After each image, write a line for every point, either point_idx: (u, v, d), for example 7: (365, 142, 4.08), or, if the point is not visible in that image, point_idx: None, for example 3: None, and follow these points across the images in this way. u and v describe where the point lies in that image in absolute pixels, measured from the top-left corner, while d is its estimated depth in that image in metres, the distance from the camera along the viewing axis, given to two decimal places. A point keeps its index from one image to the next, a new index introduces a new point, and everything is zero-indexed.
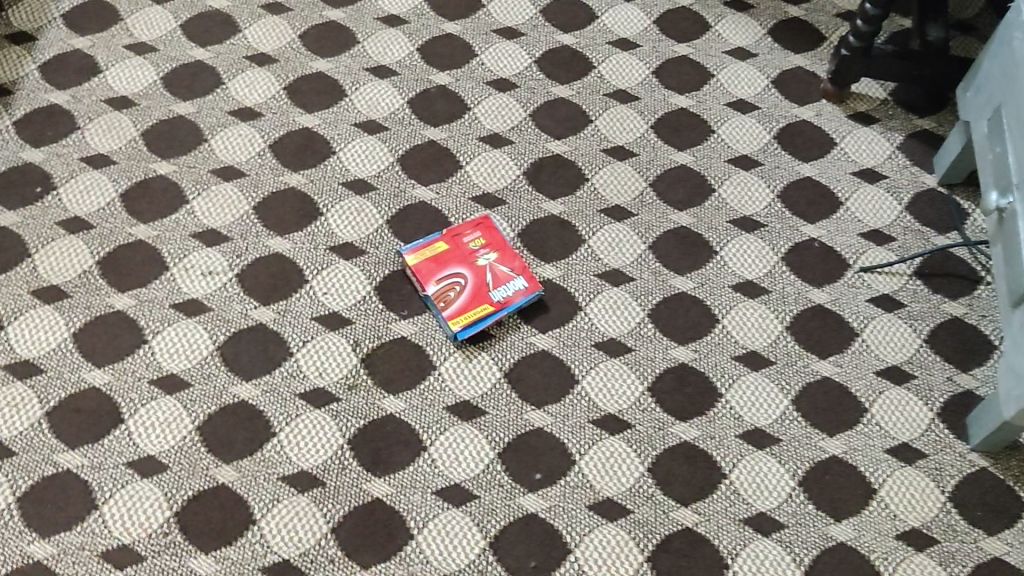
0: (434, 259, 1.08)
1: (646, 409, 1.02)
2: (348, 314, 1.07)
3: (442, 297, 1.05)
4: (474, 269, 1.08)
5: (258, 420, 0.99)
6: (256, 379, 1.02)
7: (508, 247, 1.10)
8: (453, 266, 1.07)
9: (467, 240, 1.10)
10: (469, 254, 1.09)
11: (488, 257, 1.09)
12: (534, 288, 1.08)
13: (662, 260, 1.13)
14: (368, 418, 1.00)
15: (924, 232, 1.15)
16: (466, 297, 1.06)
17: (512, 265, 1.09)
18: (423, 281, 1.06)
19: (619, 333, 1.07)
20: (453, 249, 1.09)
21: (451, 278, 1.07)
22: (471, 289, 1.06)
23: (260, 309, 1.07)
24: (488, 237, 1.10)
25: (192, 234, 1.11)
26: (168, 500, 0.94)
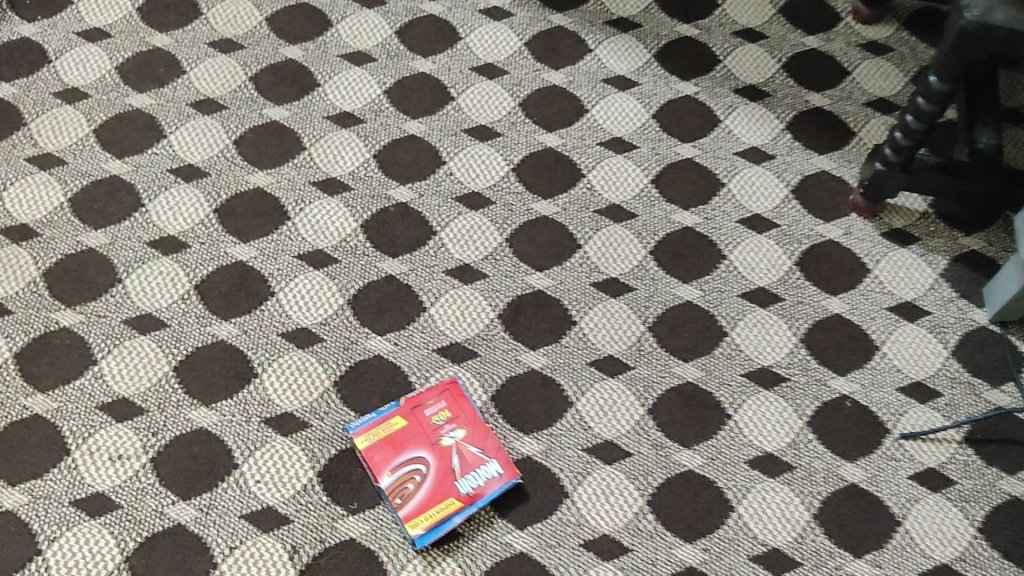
0: (389, 439, 0.90)
1: (647, 527, 0.90)
2: (302, 416, 0.93)
3: (398, 493, 0.88)
4: (437, 453, 0.90)
5: (195, 550, 0.87)
6: (194, 498, 0.89)
7: (479, 418, 0.92)
8: (412, 448, 0.90)
9: (430, 409, 0.92)
10: (431, 432, 0.91)
11: (455, 436, 0.91)
12: (509, 470, 0.90)
13: (665, 342, 0.99)
14: (328, 544, 0.87)
15: (951, 317, 1.03)
16: (427, 492, 0.88)
17: (484, 444, 0.91)
18: (375, 470, 0.89)
19: (616, 434, 0.94)
20: (413, 426, 0.91)
21: (408, 467, 0.89)
22: (433, 480, 0.89)
23: (201, 411, 0.93)
24: (456, 410, 0.93)
25: (126, 321, 0.98)
26: None
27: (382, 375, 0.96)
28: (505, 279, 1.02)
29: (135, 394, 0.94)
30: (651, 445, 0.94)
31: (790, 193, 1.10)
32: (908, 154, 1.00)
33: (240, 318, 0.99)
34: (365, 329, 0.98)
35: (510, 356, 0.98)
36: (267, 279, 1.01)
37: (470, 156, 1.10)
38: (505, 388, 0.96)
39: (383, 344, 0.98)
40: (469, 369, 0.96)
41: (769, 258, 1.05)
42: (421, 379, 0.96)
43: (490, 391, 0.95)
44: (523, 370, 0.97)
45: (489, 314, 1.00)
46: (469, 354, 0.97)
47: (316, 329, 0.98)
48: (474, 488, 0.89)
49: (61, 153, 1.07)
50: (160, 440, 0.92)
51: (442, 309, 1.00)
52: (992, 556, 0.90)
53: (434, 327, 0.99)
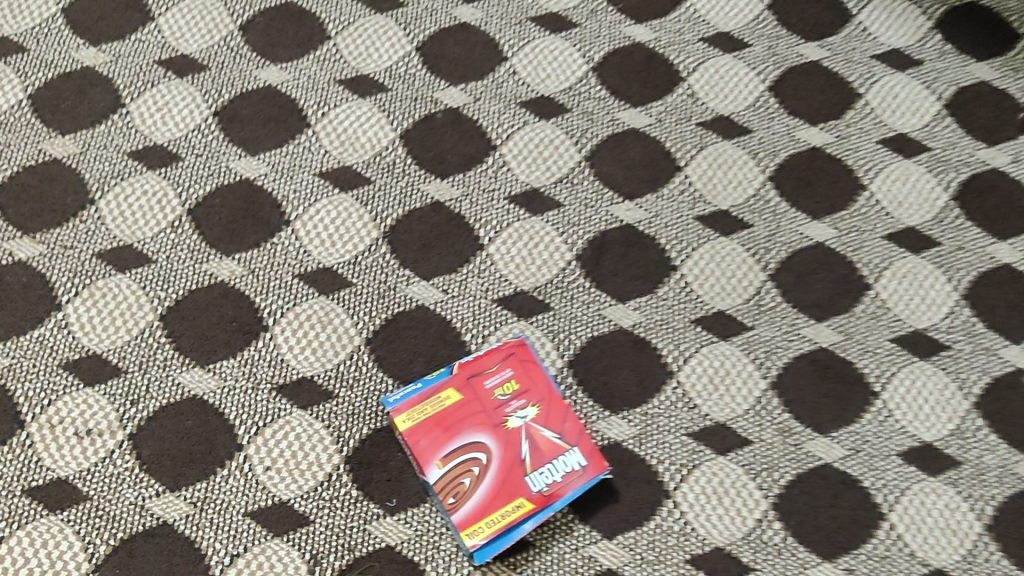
0: (439, 419, 0.69)
1: (771, 540, 0.68)
2: (325, 382, 0.72)
3: (451, 490, 0.67)
4: (501, 438, 0.69)
5: (186, 559, 0.66)
6: (185, 489, 0.68)
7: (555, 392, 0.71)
8: (468, 431, 0.68)
9: (492, 379, 0.70)
10: (495, 410, 0.69)
11: (524, 416, 0.69)
12: (595, 461, 0.68)
13: (790, 297, 0.77)
14: (357, 554, 0.66)
15: None
16: (488, 490, 0.67)
17: (562, 427, 0.69)
18: (420, 460, 0.67)
19: (731, 415, 0.72)
20: (470, 402, 0.70)
21: (464, 456, 0.68)
22: (496, 473, 0.67)
23: (194, 373, 0.72)
24: (525, 380, 0.71)
25: (99, 255, 0.76)
26: None
27: (426, 332, 0.74)
28: (585, 210, 0.79)
29: (110, 349, 0.73)
30: (776, 431, 0.72)
31: (944, 109, 0.87)
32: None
33: (247, 253, 0.77)
34: (405, 271, 0.76)
35: (590, 310, 0.75)
36: (280, 202, 0.79)
37: (538, 52, 0.87)
38: (587, 352, 0.73)
39: (428, 291, 0.75)
40: (538, 325, 0.74)
41: (919, 191, 0.83)
42: (478, 337, 0.73)
43: (567, 354, 0.73)
44: (609, 328, 0.74)
45: (563, 254, 0.77)
46: (540, 305, 0.75)
47: (343, 270, 0.76)
48: (550, 484, 0.67)
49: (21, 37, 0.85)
50: (141, 411, 0.70)
51: (504, 247, 0.77)
52: None
53: (494, 270, 0.76)
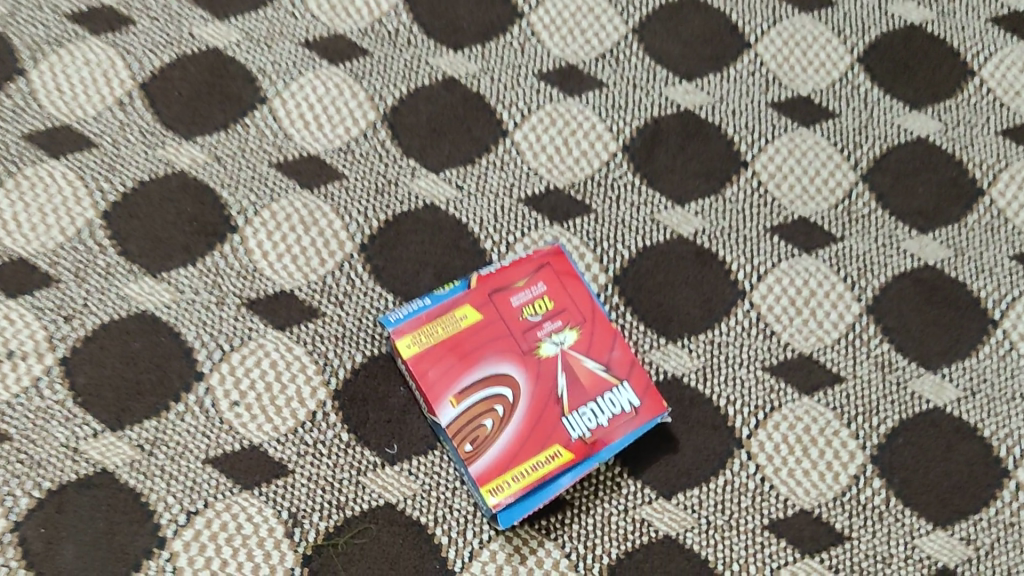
0: (453, 344, 0.53)
1: (870, 504, 0.54)
2: (309, 296, 0.57)
3: (468, 434, 0.51)
4: (532, 369, 0.53)
5: (130, 518, 0.49)
6: (130, 428, 0.53)
7: (599, 313, 0.56)
8: (491, 360, 0.53)
9: (520, 295, 0.55)
10: (524, 335, 0.54)
11: (561, 342, 0.54)
12: (651, 401, 0.54)
13: (886, 202, 0.62)
14: (350, 513, 0.52)
15: None
16: (516, 436, 0.52)
17: (608, 357, 0.54)
18: (429, 394, 0.52)
19: (818, 345, 0.58)
20: (493, 322, 0.54)
21: (485, 392, 0.52)
22: (525, 413, 0.52)
23: (145, 284, 0.57)
24: (562, 297, 0.56)
25: (25, 134, 0.60)
26: None
27: (436, 238, 0.59)
28: (632, 92, 0.64)
29: (38, 251, 0.56)
30: (873, 366, 0.57)
31: None
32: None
33: (210, 137, 0.62)
34: (409, 161, 0.61)
35: (639, 213, 0.60)
36: (255, 76, 0.64)
37: None
38: (638, 264, 0.58)
39: (438, 186, 0.60)
40: (575, 232, 0.59)
41: None
42: (500, 244, 0.58)
43: (612, 269, 0.58)
44: (665, 237, 0.59)
45: (607, 144, 0.62)
46: (579, 207, 0.60)
47: (332, 158, 0.62)
48: (595, 429, 0.52)
49: None
50: (77, 329, 0.54)
51: (532, 134, 0.62)
52: None
53: (521, 163, 0.61)
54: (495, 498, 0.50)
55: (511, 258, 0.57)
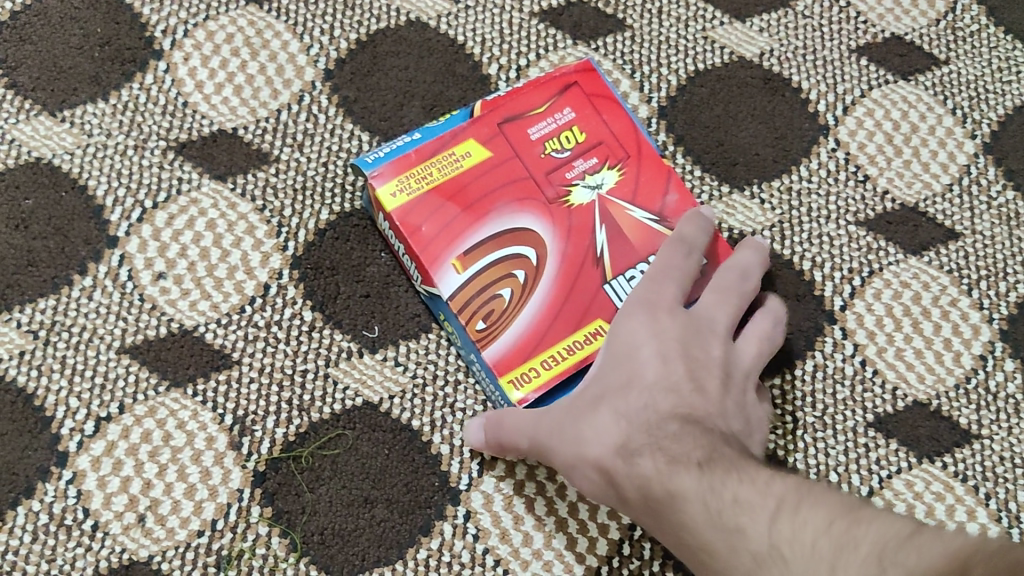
0: (455, 189, 0.39)
1: (1004, 394, 0.41)
2: (257, 138, 0.43)
3: (480, 307, 0.38)
4: (562, 221, 0.39)
5: (18, 427, 0.38)
6: (19, 312, 0.40)
7: (648, 146, 0.41)
8: (507, 210, 0.39)
9: (541, 125, 0.41)
10: (549, 175, 0.40)
11: (600, 184, 0.40)
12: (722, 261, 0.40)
13: (1000, 16, 0.48)
14: (316, 418, 0.39)
15: None
16: (545, 309, 0.38)
17: (663, 205, 0.40)
18: (424, 258, 0.38)
19: (926, 192, 0.44)
20: (507, 161, 0.40)
21: (500, 251, 0.39)
22: (556, 279, 0.39)
23: (40, 126, 0.43)
24: (597, 127, 0.41)
25: None
26: None
27: (423, 63, 0.45)
28: None
29: None
30: (997, 219, 0.44)
31: None
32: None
33: None
34: None
35: (687, 30, 0.46)
36: None
37: None
38: (690, 92, 0.45)
39: None
40: (606, 54, 0.45)
41: None
42: (510, 67, 0.45)
43: (655, 100, 0.44)
44: (722, 61, 0.46)
45: None
46: (610, 25, 0.46)
47: None
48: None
49: None
50: None
51: None
52: None
53: None
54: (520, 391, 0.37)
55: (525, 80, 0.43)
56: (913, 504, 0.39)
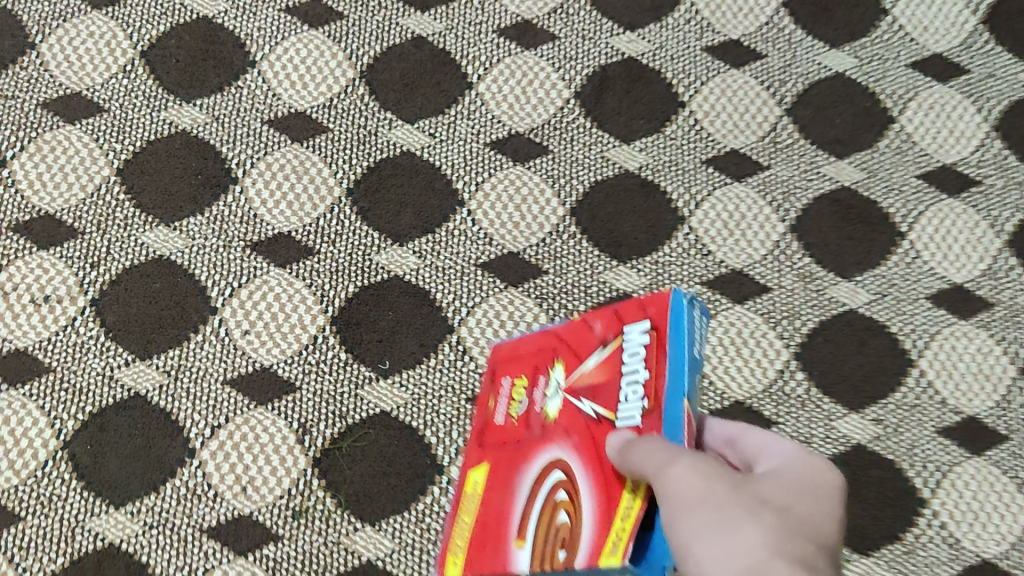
0: (485, 508, 0.46)
1: (794, 394, 0.63)
2: (304, 238, 0.66)
3: (555, 545, 0.40)
4: (555, 434, 0.43)
5: (163, 432, 0.61)
6: (157, 358, 0.63)
7: (563, 331, 0.47)
8: (517, 480, 0.44)
9: (500, 411, 0.50)
10: (524, 424, 0.46)
11: (558, 380, 0.45)
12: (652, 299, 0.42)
13: (809, 132, 0.71)
14: (351, 421, 0.61)
15: None
16: (591, 490, 0.39)
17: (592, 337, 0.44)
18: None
19: (750, 260, 0.67)
20: (496, 455, 0.47)
21: (546, 507, 0.42)
22: (582, 462, 0.41)
23: (159, 233, 0.66)
24: (528, 364, 0.49)
25: (46, 105, 0.69)
26: (55, 547, 0.58)
27: (413, 181, 0.68)
28: (583, 43, 0.73)
29: (64, 209, 0.66)
30: (797, 277, 0.66)
31: None
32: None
33: (207, 98, 0.69)
34: (386, 113, 0.70)
35: (591, 152, 0.69)
36: (243, 41, 0.72)
37: None
38: (592, 195, 0.68)
39: (413, 135, 0.69)
40: (536, 171, 0.68)
41: (945, 15, 0.76)
42: (470, 183, 0.68)
43: (569, 203, 0.67)
44: (614, 172, 0.68)
45: (561, 91, 0.71)
46: (538, 150, 0.69)
47: (318, 113, 0.70)
48: (647, 393, 0.39)
49: None
50: (103, 275, 0.64)
51: (495, 85, 0.71)
52: None
53: (484, 111, 0.70)
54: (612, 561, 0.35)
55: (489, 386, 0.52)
56: None
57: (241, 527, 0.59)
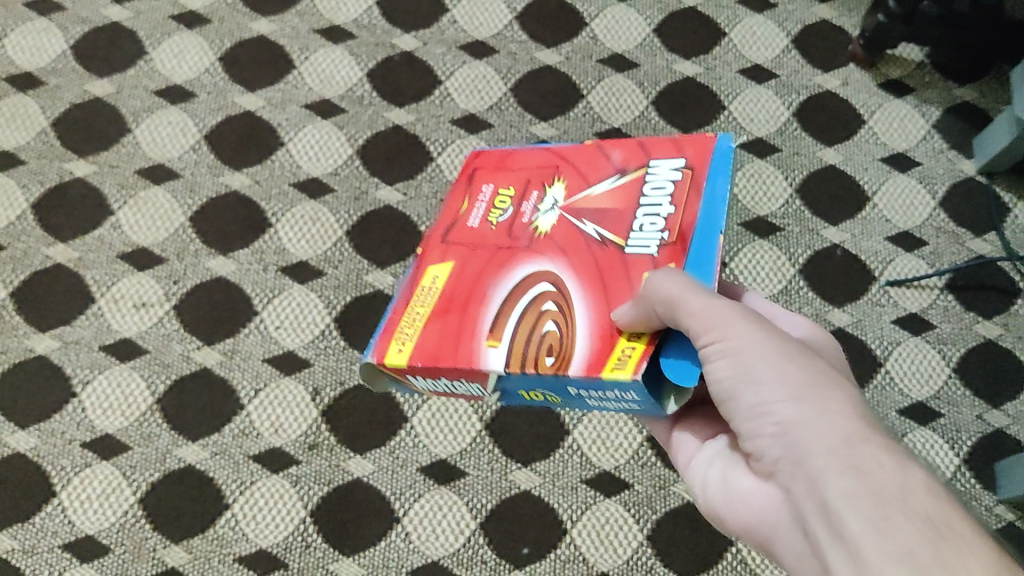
0: (451, 293, 0.63)
1: None
2: (318, 264, 0.98)
3: (541, 345, 0.58)
4: (544, 253, 0.62)
5: (224, 392, 0.92)
6: (218, 343, 0.94)
7: (557, 168, 0.68)
8: (495, 282, 0.62)
9: (470, 217, 0.68)
10: (501, 236, 0.65)
11: (555, 201, 0.65)
12: (691, 150, 0.64)
13: None
14: (349, 386, 0.93)
15: (936, 168, 1.06)
16: (589, 311, 0.58)
17: (616, 169, 0.66)
18: (475, 354, 0.59)
19: None
20: (463, 255, 0.65)
21: (529, 309, 0.60)
22: (575, 281, 0.60)
23: (219, 259, 0.97)
24: (514, 184, 0.68)
25: (141, 172, 1.01)
26: (152, 465, 0.89)
27: (392, 225, 1.00)
28: (511, 131, 1.05)
29: (153, 243, 0.98)
30: None
31: (792, 43, 1.12)
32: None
33: (252, 168, 1.02)
34: (374, 179, 1.02)
35: None
36: (276, 128, 1.04)
37: (473, 5, 1.12)
38: None
39: (392, 194, 1.01)
40: None
41: (767, 109, 1.08)
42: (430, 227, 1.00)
43: None
44: None
45: None
46: None
47: (327, 179, 1.02)
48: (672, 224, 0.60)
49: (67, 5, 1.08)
50: (181, 288, 0.96)
51: (449, 160, 1.03)
52: (963, 394, 0.96)
53: (441, 177, 1.02)
54: (622, 375, 0.53)
55: (460, 195, 0.70)
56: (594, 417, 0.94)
57: (275, 455, 0.90)
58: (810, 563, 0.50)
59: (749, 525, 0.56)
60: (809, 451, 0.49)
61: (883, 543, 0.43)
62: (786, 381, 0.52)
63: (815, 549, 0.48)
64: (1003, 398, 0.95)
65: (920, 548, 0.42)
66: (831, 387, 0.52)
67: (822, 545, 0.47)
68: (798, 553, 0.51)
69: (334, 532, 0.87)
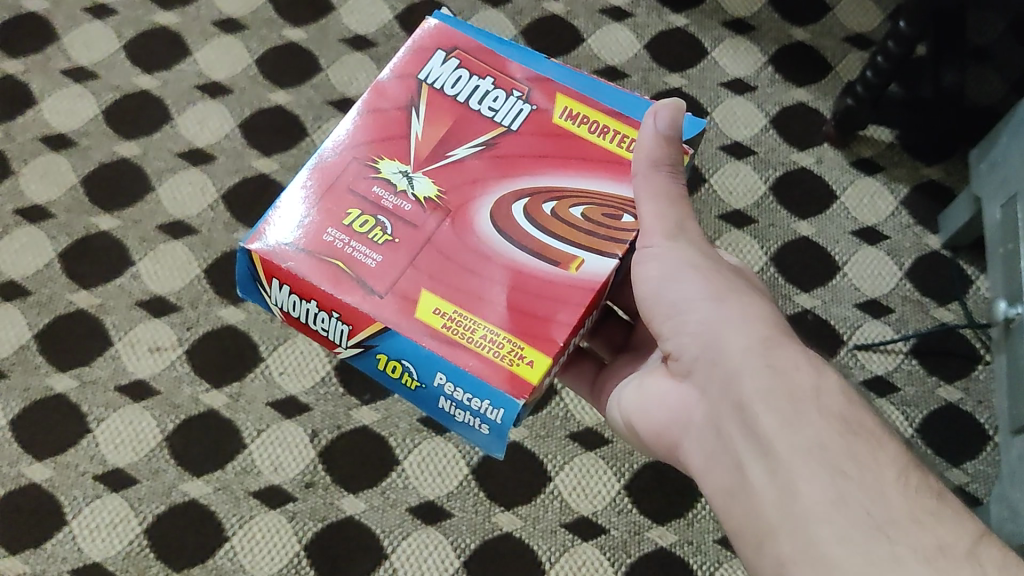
0: (457, 296, 0.68)
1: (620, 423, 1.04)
2: None
3: (607, 220, 0.73)
4: (470, 194, 0.73)
5: (228, 431, 0.99)
6: (225, 386, 1.01)
7: (353, 165, 0.74)
8: (475, 238, 0.71)
9: (366, 259, 0.69)
10: (413, 226, 0.71)
11: (405, 171, 0.73)
12: (434, 44, 0.80)
13: None
14: (348, 429, 1.00)
15: (902, 240, 1.14)
16: (584, 177, 0.75)
17: (393, 99, 0.77)
18: (586, 293, 0.69)
19: None
20: (413, 274, 0.69)
21: (546, 223, 0.72)
22: (520, 177, 0.74)
23: (230, 309, 1.05)
24: (344, 202, 0.72)
25: (161, 227, 1.09)
26: (157, 496, 0.94)
27: None
28: None
29: (170, 292, 1.06)
30: None
31: (770, 122, 1.20)
32: (887, 77, 1.07)
33: None
34: None
35: None
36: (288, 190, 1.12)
37: None
38: None
39: None
40: None
41: (745, 182, 1.16)
42: None
43: None
44: None
45: None
46: None
47: None
48: (506, 86, 0.78)
49: (101, 72, 1.18)
50: (193, 335, 1.03)
51: None
52: (925, 452, 1.01)
53: None
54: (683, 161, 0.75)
55: (306, 284, 0.68)
56: (574, 464, 1.00)
57: (272, 493, 0.96)
58: (717, 448, 0.64)
59: (664, 418, 0.70)
60: (727, 350, 0.64)
61: (796, 437, 0.59)
62: (708, 287, 0.67)
63: (726, 443, 0.63)
64: (961, 456, 1.01)
65: (830, 440, 0.58)
66: (743, 294, 0.67)
67: (736, 432, 0.62)
68: (703, 440, 0.66)
69: (325, 565, 0.92)
